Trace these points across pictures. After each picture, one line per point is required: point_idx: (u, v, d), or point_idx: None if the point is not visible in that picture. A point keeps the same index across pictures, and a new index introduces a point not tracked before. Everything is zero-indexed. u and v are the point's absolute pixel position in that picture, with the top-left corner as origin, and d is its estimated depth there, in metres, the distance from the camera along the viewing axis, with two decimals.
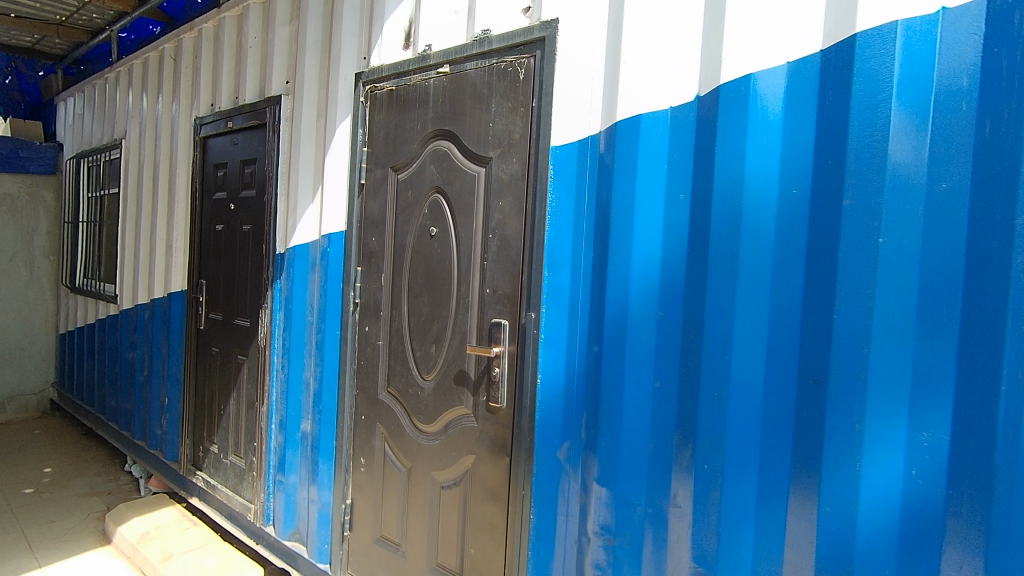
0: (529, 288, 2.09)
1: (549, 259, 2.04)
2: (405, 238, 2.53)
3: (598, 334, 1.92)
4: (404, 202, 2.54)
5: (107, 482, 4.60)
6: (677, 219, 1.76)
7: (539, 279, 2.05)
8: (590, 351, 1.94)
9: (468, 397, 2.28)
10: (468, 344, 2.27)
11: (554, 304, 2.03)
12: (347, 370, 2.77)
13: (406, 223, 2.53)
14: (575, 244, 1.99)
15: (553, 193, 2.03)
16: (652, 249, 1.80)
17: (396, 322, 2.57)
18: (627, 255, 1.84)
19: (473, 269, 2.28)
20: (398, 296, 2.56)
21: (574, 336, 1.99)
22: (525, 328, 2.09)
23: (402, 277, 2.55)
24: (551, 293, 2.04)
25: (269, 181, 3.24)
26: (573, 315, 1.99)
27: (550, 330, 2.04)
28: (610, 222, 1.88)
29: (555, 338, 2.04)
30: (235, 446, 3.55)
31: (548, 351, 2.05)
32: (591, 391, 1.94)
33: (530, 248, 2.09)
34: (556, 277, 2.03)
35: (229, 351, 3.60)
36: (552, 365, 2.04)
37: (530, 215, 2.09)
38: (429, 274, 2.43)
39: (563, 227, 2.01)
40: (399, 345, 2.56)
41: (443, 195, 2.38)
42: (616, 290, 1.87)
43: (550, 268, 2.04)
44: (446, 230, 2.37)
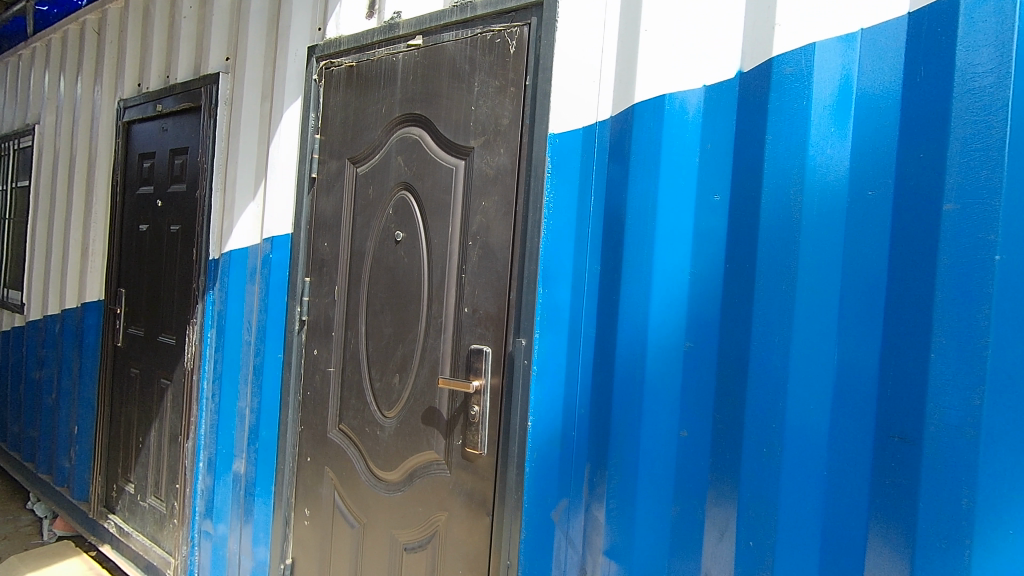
0: (519, 308, 1.70)
1: (544, 273, 1.65)
2: (364, 244, 2.10)
3: (606, 367, 1.54)
4: (363, 201, 2.11)
5: (4, 524, 3.93)
6: (711, 226, 1.39)
7: (531, 297, 1.66)
8: (597, 388, 1.56)
9: (440, 439, 1.86)
10: (440, 375, 1.86)
11: (549, 328, 1.65)
12: (290, 402, 2.30)
13: (365, 226, 2.10)
14: (578, 255, 1.61)
15: (551, 193, 1.65)
16: (678, 264, 1.43)
17: (351, 346, 2.13)
18: (646, 270, 1.47)
19: (448, 283, 1.87)
20: (354, 313, 2.13)
21: (575, 369, 1.61)
22: (513, 357, 1.70)
23: (360, 290, 2.11)
24: (546, 314, 1.65)
25: (202, 173, 2.74)
26: (574, 343, 1.62)
27: (545, 361, 1.65)
28: (624, 230, 1.52)
29: (551, 371, 1.65)
30: (155, 487, 3.00)
31: (541, 387, 1.66)
32: (597, 438, 1.56)
33: (520, 259, 1.70)
34: (552, 295, 1.64)
35: (150, 373, 3.06)
36: (547, 404, 1.65)
37: (521, 218, 1.70)
38: (393, 288, 2.01)
39: (562, 234, 1.63)
40: (354, 373, 2.12)
41: (411, 193, 1.97)
42: (630, 313, 1.50)
43: (545, 283, 1.65)
44: (415, 235, 1.95)
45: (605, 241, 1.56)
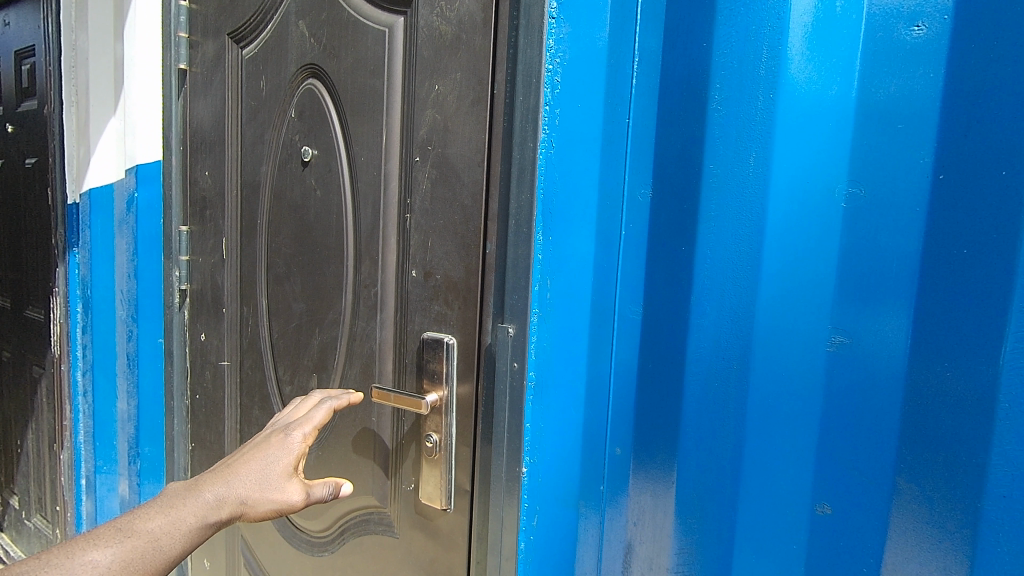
0: (501, 272, 0.98)
1: (543, 207, 0.91)
2: (259, 171, 1.34)
3: (659, 375, 0.88)
4: (254, 103, 1.33)
5: None
6: (900, 101, 0.67)
7: (522, 250, 0.93)
8: (643, 412, 0.91)
9: (382, 480, 1.18)
10: (375, 381, 1.15)
11: (557, 308, 0.93)
12: (176, 408, 1.59)
13: (258, 142, 1.33)
14: (610, 180, 0.92)
15: (558, 53, 0.88)
16: (825, 182, 0.72)
17: (249, 330, 1.41)
18: (754, 196, 0.75)
19: (385, 231, 1.13)
20: (251, 279, 1.39)
21: (603, 377, 0.96)
22: (492, 358, 0.99)
23: (257, 245, 1.36)
24: (549, 283, 0.92)
25: (48, 80, 1.92)
26: (602, 337, 0.95)
27: (550, 364, 0.94)
28: (700, 122, 0.80)
29: (560, 381, 0.95)
30: (38, 504, 2.32)
31: (543, 409, 0.95)
32: (644, 499, 0.91)
33: (503, 185, 0.97)
34: (563, 250, 0.92)
35: (22, 358, 2.32)
36: (555, 437, 0.96)
37: (501, 110, 0.95)
38: (303, 241, 1.27)
39: (579, 139, 0.90)
40: (254, 372, 1.40)
41: (322, 81, 1.20)
42: (718, 282, 0.79)
43: (547, 224, 0.91)
44: (333, 152, 1.19)
45: (663, 151, 0.85)
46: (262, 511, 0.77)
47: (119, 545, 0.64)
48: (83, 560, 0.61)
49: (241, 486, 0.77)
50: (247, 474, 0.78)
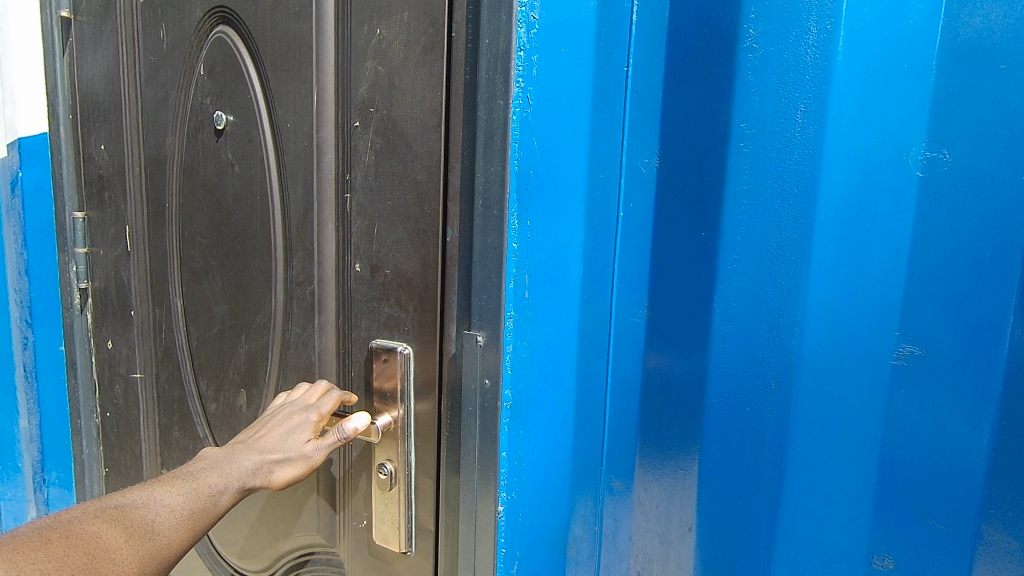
0: (467, 265, 0.78)
1: (519, 182, 0.72)
2: (165, 143, 1.09)
3: (668, 381, 0.75)
4: (155, 59, 1.08)
5: None
6: (1000, 36, 0.54)
7: (493, 237, 0.74)
8: (653, 422, 0.77)
9: (327, 515, 0.98)
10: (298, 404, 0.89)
11: (541, 309, 0.76)
12: (84, 428, 1.34)
13: (161, 108, 1.08)
14: (602, 152, 0.77)
15: None
16: (894, 150, 0.58)
17: (164, 336, 1.17)
18: (804, 167, 0.60)
19: (320, 215, 0.91)
20: (162, 275, 1.15)
21: (598, 378, 0.82)
22: (458, 371, 0.80)
23: (168, 234, 1.12)
24: (529, 278, 0.74)
25: None
26: (595, 341, 0.82)
27: (530, 380, 0.76)
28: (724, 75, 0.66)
29: (541, 400, 0.77)
30: None
31: (521, 435, 0.77)
32: (651, 520, 0.79)
33: (466, 155, 0.76)
34: (545, 236, 0.75)
35: None
36: (537, 466, 0.79)
37: (461, 58, 0.74)
38: (221, 229, 1.03)
39: (561, 98, 0.73)
40: (172, 387, 1.17)
41: (234, 28, 0.96)
42: (753, 279, 0.65)
43: (524, 203, 0.72)
44: (252, 118, 0.96)
45: (677, 113, 0.71)
46: (285, 477, 0.79)
47: (187, 492, 0.69)
48: (157, 502, 0.67)
49: (271, 450, 0.79)
50: (275, 440, 0.80)
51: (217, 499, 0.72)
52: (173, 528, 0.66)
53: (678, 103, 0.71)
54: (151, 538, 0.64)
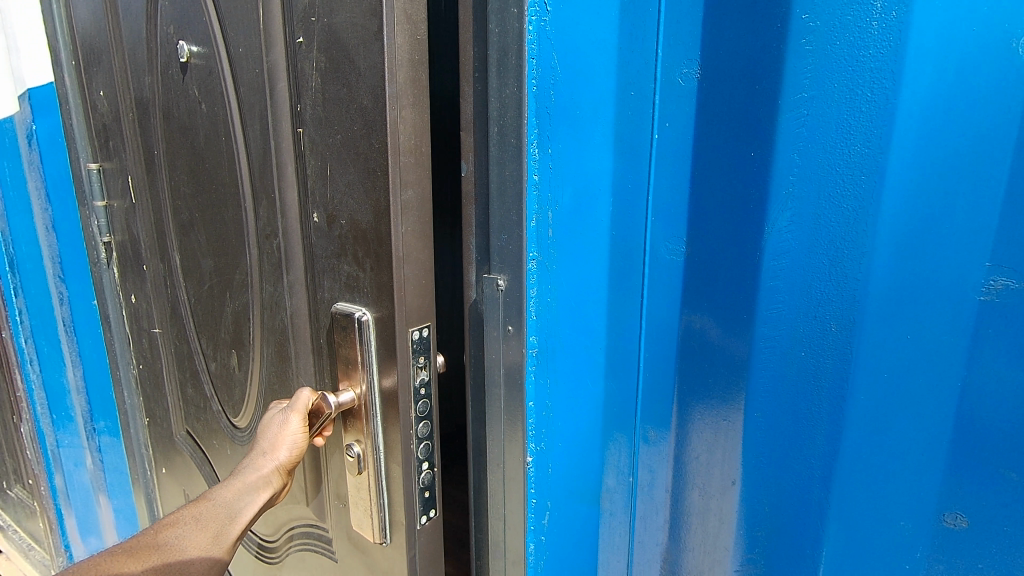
0: (483, 203, 0.66)
1: (536, 97, 0.60)
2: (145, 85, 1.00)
3: (710, 320, 0.66)
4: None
5: None
6: None
7: (512, 168, 0.62)
8: (693, 364, 0.69)
9: (310, 488, 0.89)
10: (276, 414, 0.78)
11: (566, 248, 0.66)
12: (124, 380, 1.36)
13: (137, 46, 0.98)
14: (632, 64, 0.65)
15: None
16: (991, 41, 0.47)
17: (171, 291, 1.12)
18: (883, 65, 0.50)
19: (279, 156, 0.78)
20: (161, 229, 1.09)
21: (631, 330, 0.73)
22: (478, 323, 0.70)
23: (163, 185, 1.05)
24: (554, 210, 0.63)
25: None
26: (624, 290, 0.72)
27: (557, 329, 0.67)
28: None
29: (570, 351, 0.69)
30: None
31: (551, 388, 0.68)
32: (696, 468, 0.71)
33: (476, 70, 0.64)
34: (571, 167, 0.64)
35: None
36: (568, 422, 0.72)
37: None
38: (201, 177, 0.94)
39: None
40: (182, 342, 1.13)
41: None
42: (814, 205, 0.56)
43: (546, 130, 0.61)
44: (212, 52, 0.83)
45: (722, 11, 0.60)
46: (284, 462, 0.74)
47: (200, 513, 0.71)
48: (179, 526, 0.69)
49: (260, 448, 0.75)
50: (261, 439, 0.76)
51: (226, 504, 0.72)
52: (195, 538, 0.69)
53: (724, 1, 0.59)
54: (176, 553, 0.67)
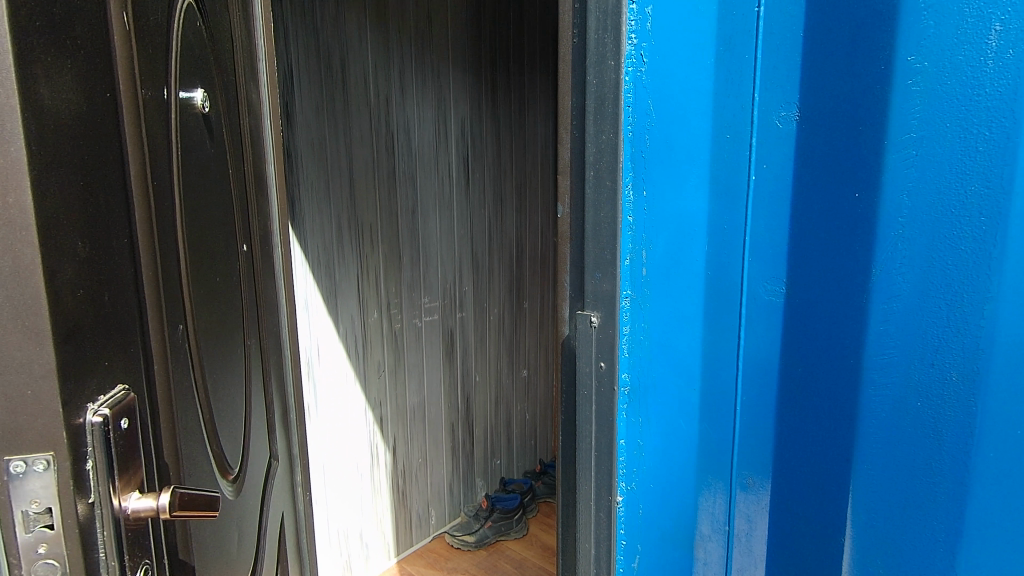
0: (580, 241, 0.72)
1: (633, 148, 0.66)
2: (250, 128, 1.10)
3: (799, 365, 0.65)
4: (250, 54, 1.10)
5: None
6: None
7: (599, 212, 0.69)
8: (788, 412, 0.67)
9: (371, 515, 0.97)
10: None
11: (660, 286, 0.70)
12: None
13: (247, 94, 1.09)
14: (727, 108, 0.68)
15: None
16: None
17: (274, 316, 1.22)
18: (1002, 103, 0.50)
19: None
20: (268, 258, 1.19)
21: (726, 371, 0.71)
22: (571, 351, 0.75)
23: (259, 215, 1.13)
24: (647, 248, 0.69)
25: None
26: (720, 335, 0.71)
27: (649, 363, 0.72)
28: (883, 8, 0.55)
29: (661, 385, 0.73)
30: None
31: (642, 419, 0.72)
32: (790, 523, 0.68)
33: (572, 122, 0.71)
34: (664, 209, 0.69)
35: None
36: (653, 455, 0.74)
37: (568, 20, 0.68)
38: (220, 209, 0.91)
39: (680, 55, 0.66)
40: (272, 366, 1.20)
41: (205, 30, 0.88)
42: (928, 247, 0.55)
43: (639, 174, 0.67)
44: None
45: (821, 53, 0.61)
46: None
47: None
48: None
49: None
50: None
51: None
52: None
53: (823, 45, 0.60)
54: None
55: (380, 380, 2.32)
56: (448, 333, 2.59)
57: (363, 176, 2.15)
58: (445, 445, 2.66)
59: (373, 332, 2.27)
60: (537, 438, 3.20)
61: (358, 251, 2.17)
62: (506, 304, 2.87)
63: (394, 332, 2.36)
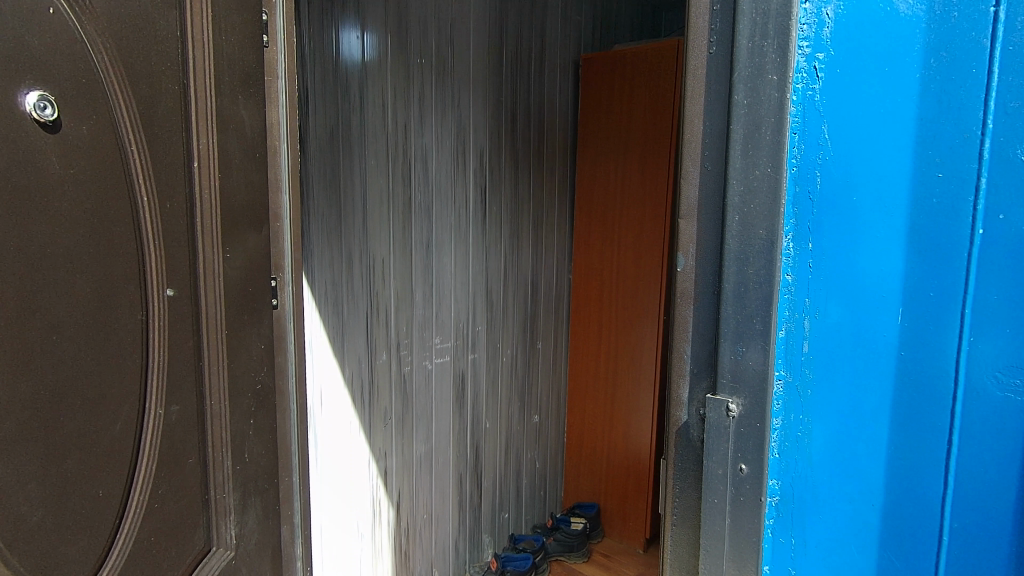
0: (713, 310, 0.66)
1: (798, 222, 0.62)
2: (230, 151, 0.90)
3: None
4: (250, 66, 0.93)
5: None
6: None
7: (746, 279, 0.63)
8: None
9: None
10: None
11: (828, 378, 0.63)
12: None
13: (238, 113, 0.91)
14: (942, 140, 0.58)
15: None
16: None
17: (268, 374, 1.03)
18: None
19: None
20: (261, 304, 0.99)
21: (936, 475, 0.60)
22: (687, 434, 0.68)
23: (234, 256, 0.92)
24: (807, 335, 0.63)
25: None
26: (928, 406, 0.60)
27: (807, 464, 0.65)
28: None
29: (824, 488, 0.64)
30: None
31: (797, 525, 0.66)
32: None
33: (708, 176, 0.65)
34: (831, 287, 0.62)
35: None
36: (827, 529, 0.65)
37: (703, 57, 0.64)
38: (50, 246, 0.65)
39: (865, 113, 0.59)
40: (256, 434, 0.99)
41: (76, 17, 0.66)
42: None
43: (804, 225, 0.62)
44: None
45: None
46: None
47: None
48: None
49: None
50: None
51: None
52: None
53: None
54: None
55: (386, 430, 2.12)
56: (459, 375, 2.41)
57: (378, 206, 2.01)
58: (451, 500, 2.44)
59: (382, 375, 2.08)
60: (546, 488, 3.00)
61: (370, 286, 2.00)
62: (519, 345, 2.71)
63: (403, 375, 2.17)
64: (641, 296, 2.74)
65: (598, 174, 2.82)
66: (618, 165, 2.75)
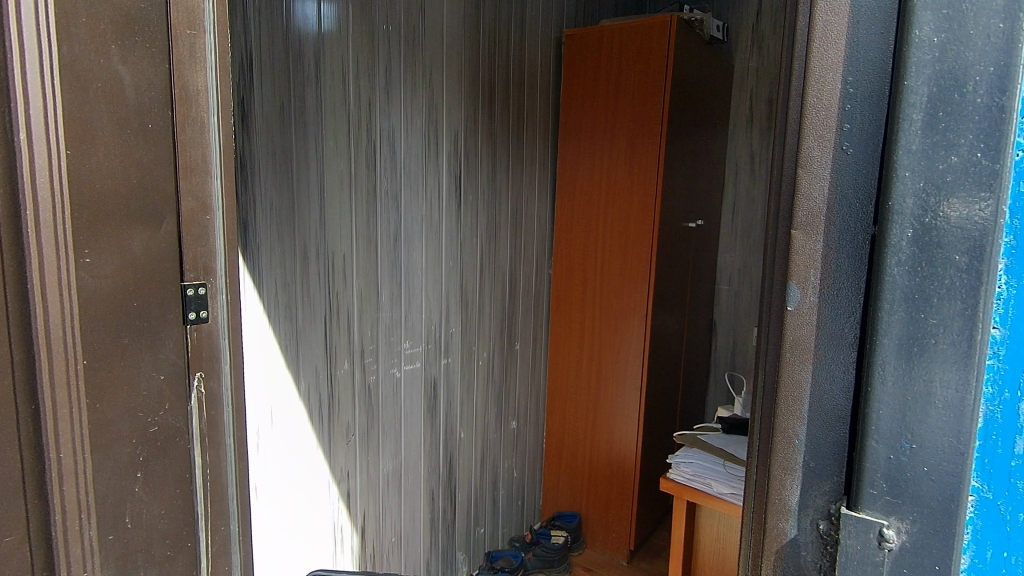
0: (846, 386, 0.54)
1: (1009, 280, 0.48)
2: (94, 121, 0.67)
3: None
4: (135, 7, 0.70)
5: None
6: None
7: (912, 358, 0.50)
8: None
9: None
10: None
11: None
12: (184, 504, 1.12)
13: (112, 69, 0.69)
14: None
15: None
16: None
17: (172, 412, 0.80)
18: None
19: None
20: (154, 324, 0.77)
21: None
22: (798, 549, 0.57)
23: (98, 260, 0.69)
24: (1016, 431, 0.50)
25: None
26: None
27: None
28: None
29: None
30: None
31: None
32: None
33: (841, 214, 0.53)
34: None
35: None
36: None
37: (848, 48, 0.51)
38: None
39: None
40: (145, 491, 0.78)
41: None
42: None
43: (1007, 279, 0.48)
44: None
45: None
46: None
47: None
48: None
49: None
50: None
51: None
52: None
53: None
54: None
55: (348, 448, 1.88)
56: (430, 382, 2.18)
57: (337, 194, 1.75)
58: (422, 519, 2.22)
59: (342, 386, 1.84)
60: (524, 498, 2.81)
61: (329, 285, 1.75)
62: (496, 347, 2.50)
63: (367, 386, 1.93)
64: (628, 294, 2.55)
65: (582, 162, 2.61)
66: (603, 151, 2.55)
